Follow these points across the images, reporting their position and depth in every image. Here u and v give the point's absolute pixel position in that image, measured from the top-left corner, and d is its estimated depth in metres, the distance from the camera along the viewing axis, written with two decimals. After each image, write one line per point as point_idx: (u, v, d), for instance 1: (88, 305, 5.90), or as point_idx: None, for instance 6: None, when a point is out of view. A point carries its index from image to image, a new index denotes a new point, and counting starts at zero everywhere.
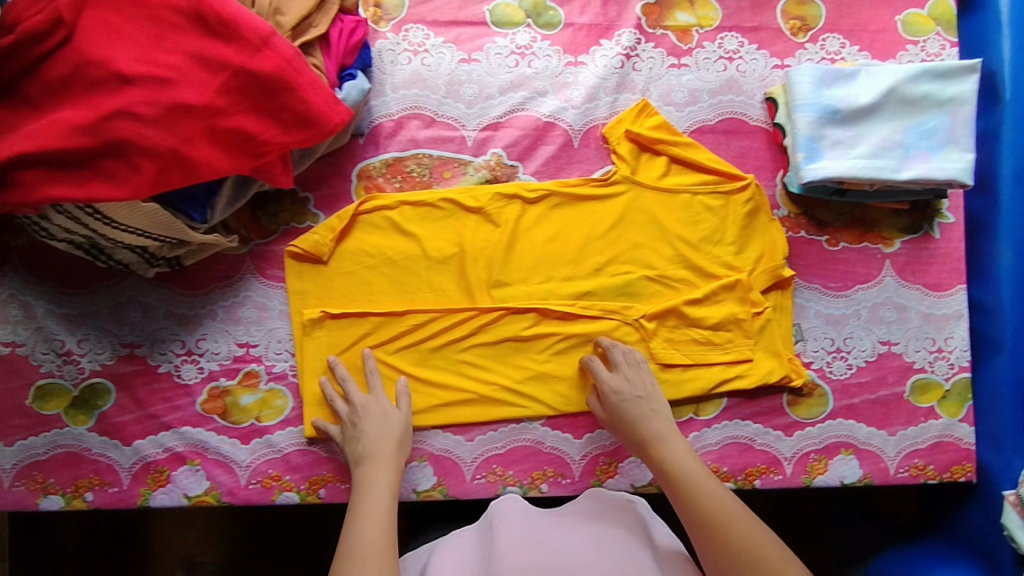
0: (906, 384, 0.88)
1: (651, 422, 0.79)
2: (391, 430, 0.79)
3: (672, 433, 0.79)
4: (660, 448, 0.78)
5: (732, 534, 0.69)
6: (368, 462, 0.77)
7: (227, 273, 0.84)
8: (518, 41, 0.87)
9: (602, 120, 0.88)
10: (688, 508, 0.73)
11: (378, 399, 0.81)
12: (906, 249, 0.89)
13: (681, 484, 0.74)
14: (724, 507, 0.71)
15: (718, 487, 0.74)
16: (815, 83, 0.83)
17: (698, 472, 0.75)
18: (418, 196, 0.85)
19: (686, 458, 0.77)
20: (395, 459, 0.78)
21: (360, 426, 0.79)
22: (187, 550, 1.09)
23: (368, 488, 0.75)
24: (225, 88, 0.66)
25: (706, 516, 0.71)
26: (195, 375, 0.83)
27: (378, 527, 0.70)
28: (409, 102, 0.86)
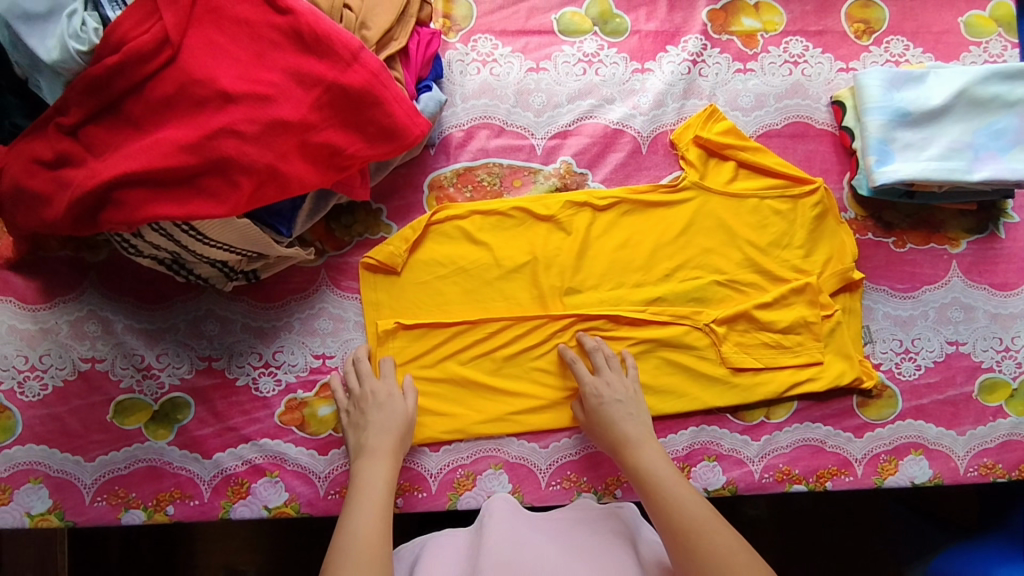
0: (974, 384, 0.89)
1: (627, 425, 0.79)
2: (391, 418, 0.78)
3: (648, 440, 0.78)
4: (633, 451, 0.77)
5: (701, 540, 0.67)
6: (367, 456, 0.75)
7: (303, 286, 0.84)
8: (585, 50, 0.88)
9: (669, 126, 0.88)
10: (657, 510, 0.71)
11: (386, 386, 0.80)
12: (972, 249, 0.90)
13: (651, 486, 0.73)
14: (696, 513, 0.69)
15: (689, 492, 0.72)
16: (884, 86, 0.83)
17: (668, 477, 0.74)
18: (489, 205, 0.85)
19: (658, 463, 0.76)
20: (394, 454, 0.76)
21: (366, 416, 0.78)
22: (229, 558, 1.06)
23: (363, 481, 0.73)
24: (318, 103, 0.66)
25: (675, 519, 0.69)
26: (273, 388, 0.83)
27: (373, 520, 0.69)
28: (479, 112, 0.87)
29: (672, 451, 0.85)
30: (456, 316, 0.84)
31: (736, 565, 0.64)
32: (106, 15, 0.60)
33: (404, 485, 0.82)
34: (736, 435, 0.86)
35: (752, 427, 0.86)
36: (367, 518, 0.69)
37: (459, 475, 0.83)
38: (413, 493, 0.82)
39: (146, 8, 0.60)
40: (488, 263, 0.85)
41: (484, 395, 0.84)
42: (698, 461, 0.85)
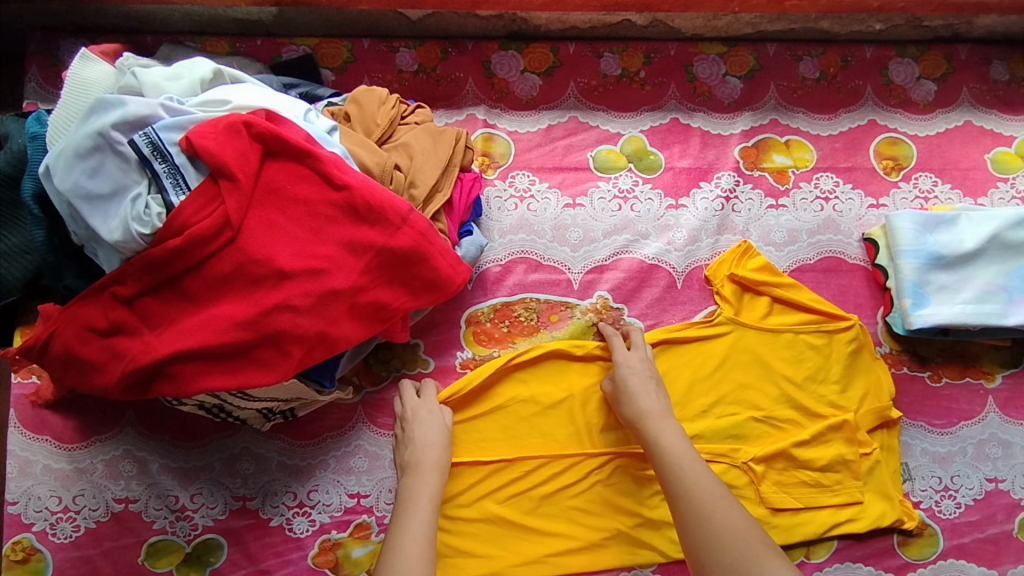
0: (1014, 521, 0.88)
1: (652, 400, 0.79)
2: (434, 435, 0.78)
3: (666, 413, 0.79)
4: (653, 424, 0.78)
5: (714, 516, 0.70)
6: (411, 471, 0.76)
7: (340, 422, 0.84)
8: (620, 185, 0.90)
9: (704, 261, 0.89)
10: (672, 481, 0.74)
11: (429, 405, 0.81)
12: (1008, 383, 0.90)
13: (668, 460, 0.75)
14: (712, 491, 0.72)
15: (704, 469, 0.74)
16: (916, 229, 0.85)
17: (686, 453, 0.75)
18: (531, 352, 0.84)
19: (674, 438, 0.77)
20: (439, 469, 0.77)
21: (410, 434, 0.79)
22: None
23: (410, 498, 0.74)
24: (368, 267, 0.67)
25: (690, 492, 0.72)
26: (307, 528, 0.82)
27: (419, 540, 0.71)
28: (516, 247, 0.88)
29: None
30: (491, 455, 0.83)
31: (748, 537, 0.68)
32: (168, 199, 0.60)
33: None
34: None
35: None
36: (418, 526, 0.72)
37: None
38: None
39: (210, 191, 0.61)
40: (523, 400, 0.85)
41: (522, 535, 0.83)
42: None
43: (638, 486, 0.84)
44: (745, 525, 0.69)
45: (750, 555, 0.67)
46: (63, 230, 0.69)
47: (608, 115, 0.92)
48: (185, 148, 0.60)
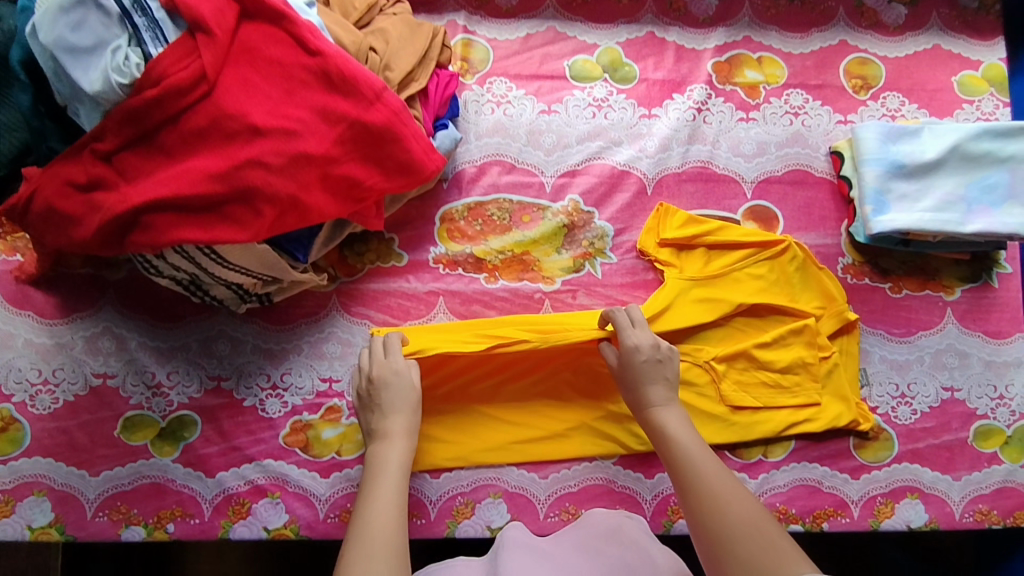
0: (970, 429, 0.90)
1: (658, 388, 0.78)
2: (400, 398, 0.77)
3: (673, 402, 0.78)
4: (661, 412, 0.77)
5: (726, 509, 0.67)
6: (382, 439, 0.75)
7: (315, 309, 0.87)
8: (595, 94, 0.92)
9: (674, 169, 0.92)
10: (680, 472, 0.72)
11: (396, 364, 0.79)
12: (966, 297, 0.93)
13: (677, 449, 0.73)
14: (723, 482, 0.70)
15: (714, 460, 0.72)
16: (880, 138, 0.87)
17: (694, 443, 0.74)
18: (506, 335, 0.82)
19: (683, 428, 0.75)
20: (408, 435, 0.76)
21: (379, 397, 0.77)
22: None
23: (381, 465, 0.73)
24: (341, 139, 0.69)
25: (699, 484, 0.70)
26: (279, 409, 0.84)
27: (389, 509, 0.69)
28: (491, 149, 0.91)
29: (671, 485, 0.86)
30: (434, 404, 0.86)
31: (763, 529, 0.65)
32: (148, 51, 0.63)
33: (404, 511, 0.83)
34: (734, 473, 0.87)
35: (750, 465, 0.88)
36: (389, 492, 0.70)
37: (459, 502, 0.84)
38: (414, 519, 0.84)
39: (187, 46, 0.63)
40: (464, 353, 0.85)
41: (488, 421, 0.86)
42: None
43: (595, 380, 0.89)
44: (760, 517, 0.66)
45: (763, 543, 0.64)
46: (48, 97, 0.71)
47: (585, 26, 0.94)
48: (165, 3, 0.63)
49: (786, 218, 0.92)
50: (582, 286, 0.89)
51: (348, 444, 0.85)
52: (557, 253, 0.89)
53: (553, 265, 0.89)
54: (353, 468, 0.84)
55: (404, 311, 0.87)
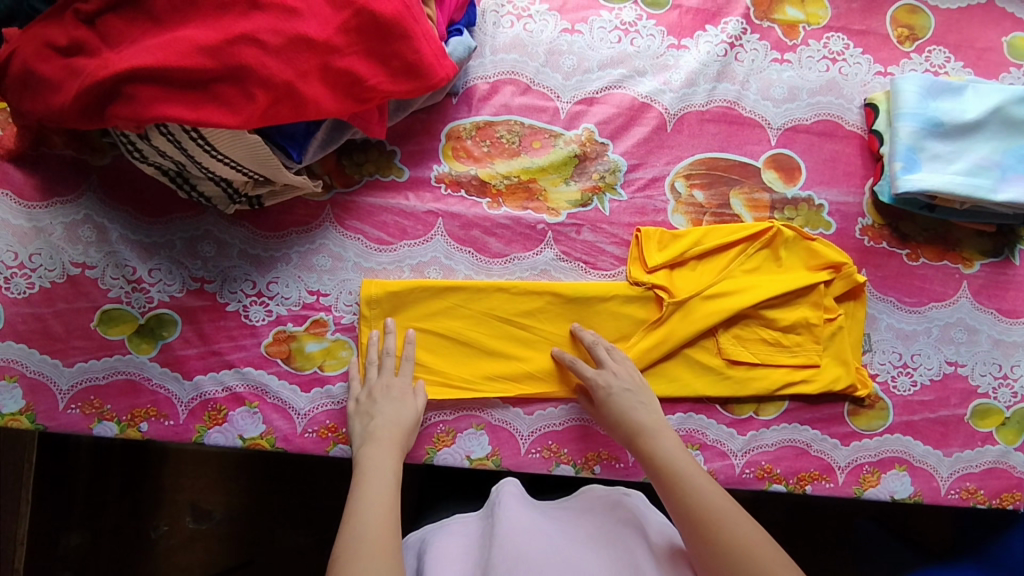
0: (968, 406, 0.88)
1: (639, 415, 0.76)
2: (398, 408, 0.77)
3: (657, 424, 0.76)
4: (648, 439, 0.74)
5: (728, 535, 0.65)
6: (373, 443, 0.74)
7: (307, 219, 0.82)
8: (623, 18, 0.86)
9: (698, 106, 0.86)
10: (676, 501, 0.69)
11: (397, 377, 0.80)
12: (985, 272, 0.88)
13: (670, 477, 0.71)
14: (721, 510, 0.67)
15: (709, 483, 0.70)
16: (920, 92, 0.82)
17: (688, 467, 0.71)
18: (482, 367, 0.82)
19: (676, 453, 0.73)
20: (400, 442, 0.75)
21: (376, 407, 0.77)
22: (195, 497, 1.13)
23: (371, 466, 0.72)
24: (345, 26, 0.66)
25: (696, 513, 0.67)
26: (263, 317, 0.81)
27: (381, 508, 0.67)
28: (507, 66, 0.85)
29: None
30: (451, 379, 0.82)
31: (764, 560, 0.63)
32: None
33: None
34: (722, 427, 0.86)
35: (739, 421, 0.86)
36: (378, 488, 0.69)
37: (440, 430, 0.83)
38: None
39: None
40: (443, 335, 0.83)
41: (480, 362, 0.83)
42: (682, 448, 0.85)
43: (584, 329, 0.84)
44: (761, 545, 0.64)
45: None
46: None
47: None
48: None
49: (809, 170, 0.87)
50: (587, 222, 0.85)
51: (330, 360, 0.82)
52: (565, 184, 0.85)
53: (560, 196, 0.85)
54: (334, 385, 0.82)
55: (400, 229, 0.83)
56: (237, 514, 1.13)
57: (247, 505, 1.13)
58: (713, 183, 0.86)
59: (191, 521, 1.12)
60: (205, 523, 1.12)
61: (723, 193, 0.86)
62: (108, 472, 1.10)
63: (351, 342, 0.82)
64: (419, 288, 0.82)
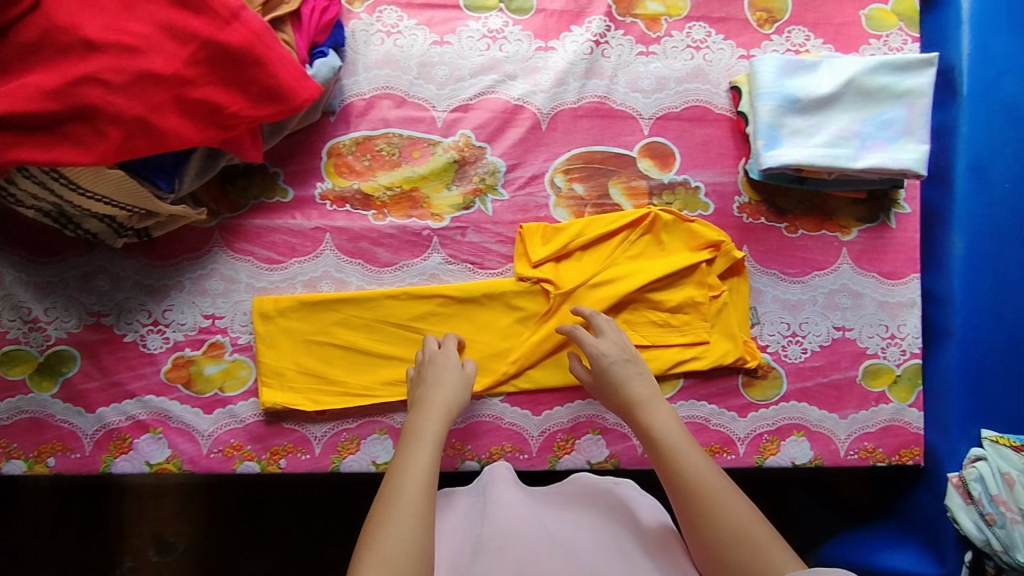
0: (859, 368, 0.90)
1: (637, 387, 0.78)
2: (450, 376, 0.79)
3: (654, 397, 0.78)
4: (645, 411, 0.76)
5: (719, 508, 0.66)
6: (420, 407, 0.76)
7: (196, 245, 0.85)
8: (490, 26, 0.89)
9: (570, 104, 0.89)
10: (671, 475, 0.70)
11: (445, 352, 0.82)
12: (863, 238, 0.91)
13: (666, 452, 0.72)
14: (714, 485, 0.67)
15: (704, 458, 0.70)
16: (777, 72, 0.85)
17: (682, 442, 0.72)
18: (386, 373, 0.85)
19: (668, 427, 0.74)
20: (447, 409, 0.76)
21: (423, 376, 0.80)
22: (157, 529, 1.14)
23: (417, 432, 0.73)
24: (194, 59, 0.68)
25: (689, 488, 0.68)
26: (161, 345, 0.84)
27: (421, 475, 0.67)
28: (381, 82, 0.88)
29: (557, 423, 0.87)
30: (351, 389, 0.85)
31: (753, 536, 0.63)
32: None
33: (287, 446, 0.84)
34: None
35: None
36: (422, 457, 0.69)
37: (344, 438, 0.85)
38: (298, 454, 0.84)
39: None
40: (340, 346, 0.85)
41: (377, 366, 0.86)
42: (582, 434, 0.87)
43: (478, 327, 0.87)
44: (751, 519, 0.65)
45: (754, 551, 0.62)
46: None
47: None
48: None
49: (683, 155, 0.90)
50: (471, 224, 0.88)
51: (230, 381, 0.84)
52: (447, 189, 0.88)
53: (443, 202, 0.88)
54: (236, 405, 0.84)
55: (289, 247, 0.86)
56: (197, 544, 1.14)
57: (209, 535, 1.14)
58: (591, 175, 0.89)
59: (154, 553, 1.13)
60: (168, 556, 1.13)
61: (602, 184, 0.89)
62: (69, 510, 1.12)
63: (249, 361, 0.85)
64: (310, 302, 0.84)
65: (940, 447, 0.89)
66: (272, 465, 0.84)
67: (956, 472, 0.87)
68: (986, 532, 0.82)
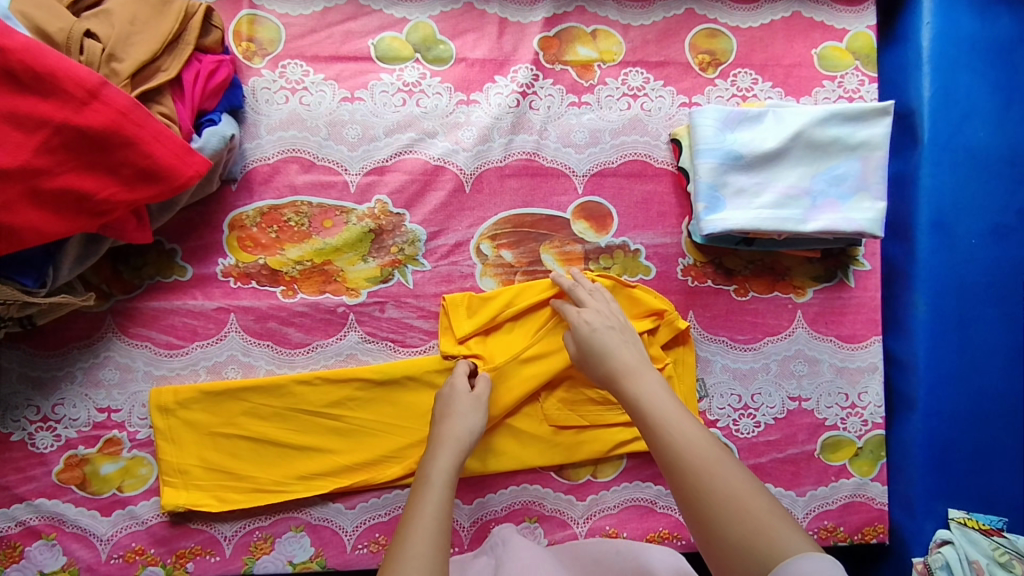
0: (817, 441, 0.83)
1: (624, 354, 0.68)
2: (460, 406, 0.72)
3: (640, 364, 0.68)
4: (631, 380, 0.65)
5: (709, 476, 0.54)
6: (431, 445, 0.69)
7: (88, 331, 0.77)
8: (405, 78, 0.82)
9: (496, 162, 0.82)
10: (655, 445, 0.58)
11: (457, 378, 0.75)
12: (819, 299, 0.84)
13: (652, 421, 0.60)
14: (705, 452, 0.55)
15: (694, 425, 0.58)
16: (717, 125, 0.77)
17: (670, 408, 0.60)
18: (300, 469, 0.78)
19: (653, 394, 0.63)
20: (459, 442, 0.69)
21: (435, 412, 0.73)
22: None
23: (427, 471, 0.65)
24: (48, 146, 0.60)
25: (673, 457, 0.56)
26: (51, 444, 0.76)
27: (433, 519, 0.59)
28: (287, 144, 0.80)
29: (491, 511, 0.81)
30: (262, 484, 0.78)
31: (754, 509, 0.51)
32: None
33: (194, 549, 0.77)
34: (560, 495, 0.81)
35: (577, 486, 0.82)
36: (435, 505, 0.61)
37: (257, 537, 0.78)
38: (207, 557, 0.77)
39: None
40: (248, 437, 0.78)
41: (290, 458, 0.78)
42: (519, 523, 0.81)
43: (398, 410, 0.79)
44: (752, 493, 0.52)
45: (756, 529, 0.50)
46: None
47: None
48: None
49: (621, 216, 0.83)
50: (391, 298, 0.80)
51: (129, 479, 0.77)
52: (362, 262, 0.80)
53: (358, 275, 0.80)
54: (137, 505, 0.77)
55: (190, 330, 0.78)
56: None
57: None
58: (521, 240, 0.82)
59: None
60: None
61: (532, 250, 0.82)
62: None
63: (149, 458, 0.78)
64: (213, 392, 0.77)
65: (905, 526, 0.82)
66: (179, 569, 0.77)
67: (921, 556, 0.80)
68: None
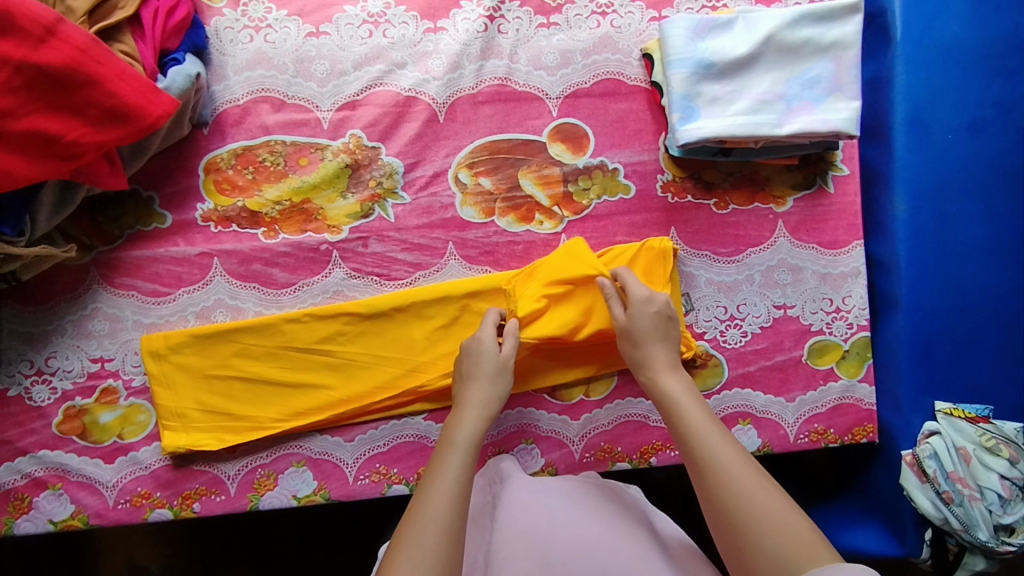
0: (804, 347, 0.84)
1: (661, 354, 0.72)
2: (487, 366, 0.72)
3: (678, 369, 0.71)
4: (667, 382, 0.70)
5: (746, 492, 0.58)
6: (457, 409, 0.70)
7: (73, 284, 0.78)
8: (369, 10, 0.81)
9: (468, 90, 0.81)
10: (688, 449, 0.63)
11: (487, 333, 0.75)
12: (799, 207, 0.84)
13: (688, 427, 0.64)
14: (740, 466, 0.60)
15: (732, 441, 0.62)
16: (688, 35, 0.76)
17: (704, 419, 0.65)
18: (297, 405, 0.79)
19: (690, 400, 0.67)
20: (484, 406, 0.70)
21: (461, 366, 0.74)
22: (130, 554, 1.05)
23: (449, 438, 0.67)
24: (10, 85, 0.60)
25: (707, 466, 0.61)
26: (48, 397, 0.78)
27: (449, 489, 0.61)
28: (256, 84, 0.80)
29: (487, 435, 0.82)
30: (260, 422, 0.79)
31: (785, 523, 0.55)
32: None
33: (199, 490, 0.79)
34: (555, 416, 0.83)
35: (570, 406, 0.83)
36: (453, 470, 0.63)
37: (259, 475, 0.79)
38: (212, 497, 0.79)
39: None
40: (243, 377, 0.79)
41: (288, 395, 0.79)
42: (514, 445, 0.82)
43: (388, 343, 0.80)
44: (789, 511, 0.56)
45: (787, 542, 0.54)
46: None
47: None
48: None
49: (596, 135, 0.82)
50: (372, 233, 0.80)
51: (129, 427, 0.78)
52: (342, 198, 0.80)
53: (338, 212, 0.80)
54: (138, 451, 0.78)
55: (175, 277, 0.79)
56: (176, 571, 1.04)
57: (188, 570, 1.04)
58: (498, 167, 0.82)
59: None
60: None
61: (510, 175, 0.82)
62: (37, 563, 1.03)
63: (146, 405, 0.79)
64: (203, 335, 0.78)
65: (894, 424, 0.84)
66: (186, 510, 0.78)
67: (909, 449, 0.81)
68: (943, 511, 0.77)
